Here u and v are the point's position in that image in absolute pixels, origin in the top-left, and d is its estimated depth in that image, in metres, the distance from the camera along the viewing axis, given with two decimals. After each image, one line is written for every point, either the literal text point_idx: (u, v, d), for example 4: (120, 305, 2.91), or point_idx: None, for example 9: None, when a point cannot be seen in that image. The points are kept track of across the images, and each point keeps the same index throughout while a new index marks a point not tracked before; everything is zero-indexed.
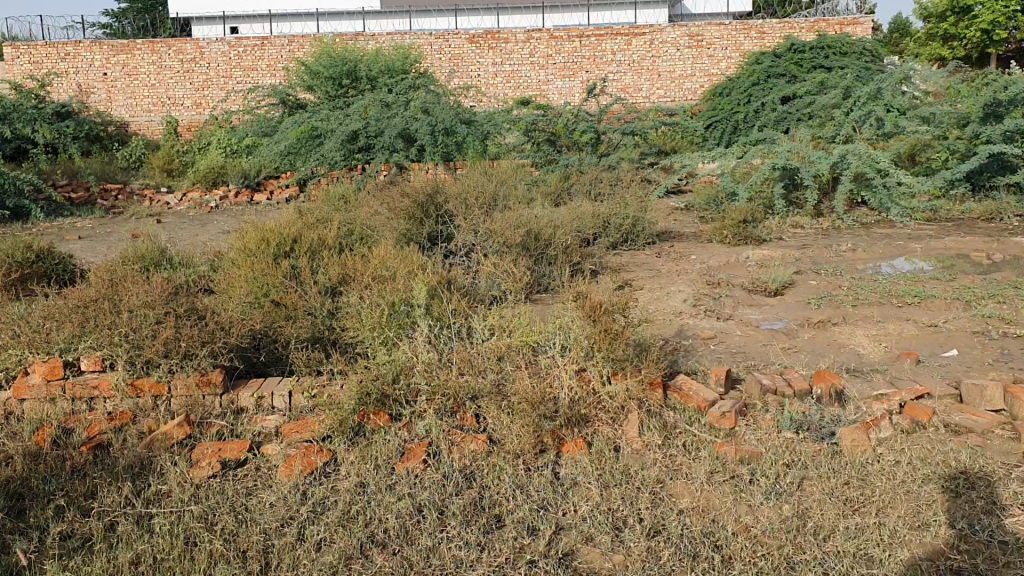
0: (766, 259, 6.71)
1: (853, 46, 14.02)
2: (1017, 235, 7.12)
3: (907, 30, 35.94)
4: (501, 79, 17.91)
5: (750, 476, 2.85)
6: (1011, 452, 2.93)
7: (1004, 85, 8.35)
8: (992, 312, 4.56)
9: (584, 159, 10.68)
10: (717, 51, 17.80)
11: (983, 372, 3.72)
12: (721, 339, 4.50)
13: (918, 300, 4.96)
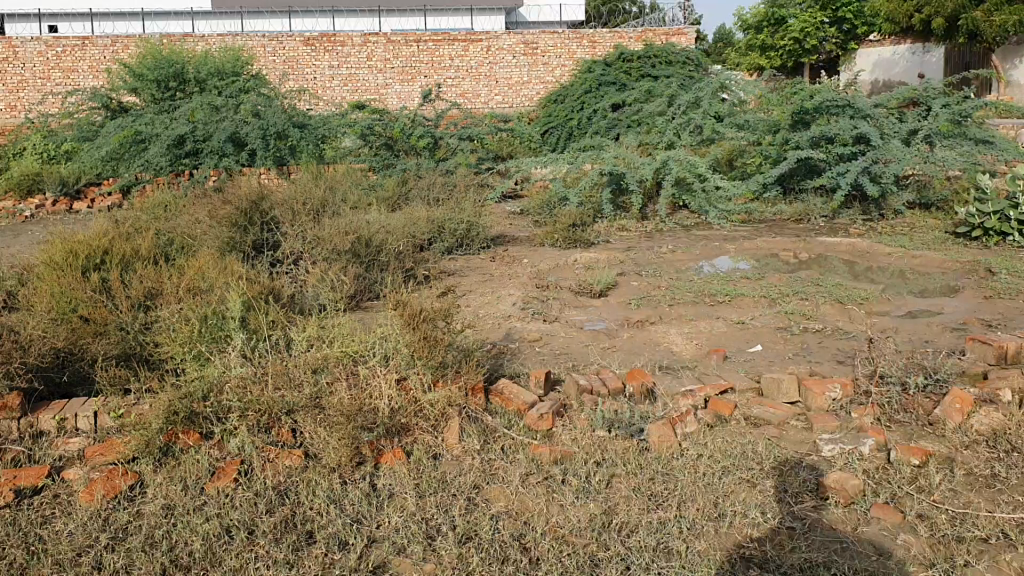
0: (594, 262, 6.88)
1: (677, 56, 14.60)
2: (821, 235, 7.59)
3: (729, 40, 37.88)
4: (338, 82, 17.67)
5: (563, 476, 2.92)
6: (804, 440, 3.12)
7: (810, 94, 8.89)
8: (794, 309, 4.84)
9: (421, 163, 10.64)
10: (552, 59, 18.13)
11: (783, 365, 3.95)
12: (546, 341, 4.59)
13: (728, 299, 5.23)
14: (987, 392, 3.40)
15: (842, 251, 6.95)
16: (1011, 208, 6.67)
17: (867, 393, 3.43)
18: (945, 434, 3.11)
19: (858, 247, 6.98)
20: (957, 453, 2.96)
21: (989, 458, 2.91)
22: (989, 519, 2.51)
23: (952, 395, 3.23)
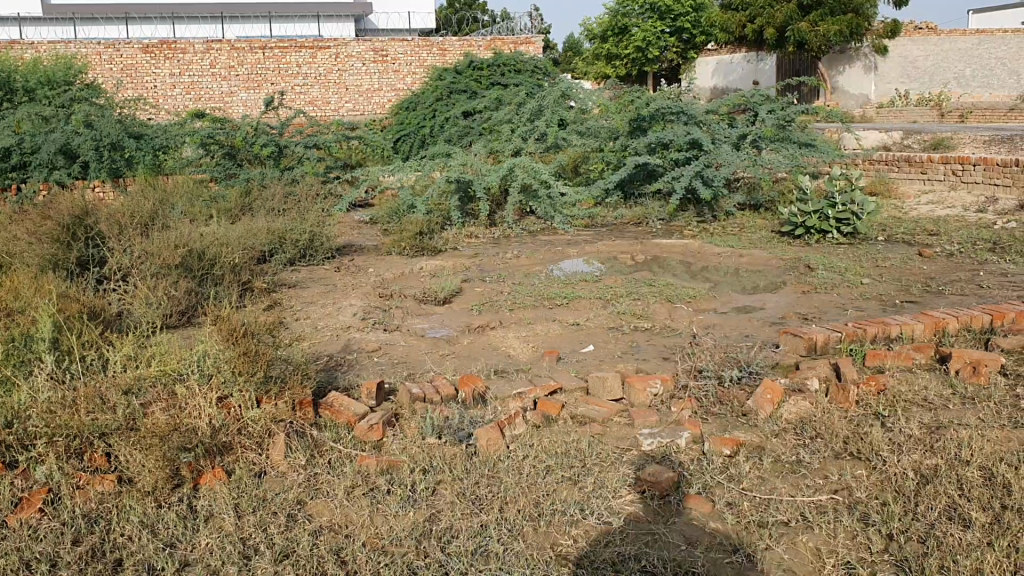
0: (439, 269, 6.87)
1: (526, 64, 14.80)
2: (658, 237, 7.85)
3: (578, 48, 38.76)
4: (180, 90, 17.10)
5: (388, 486, 2.89)
6: (626, 437, 3.24)
7: (646, 101, 9.20)
8: (626, 309, 4.99)
9: (266, 173, 10.38)
10: (402, 67, 18.02)
11: (613, 364, 4.07)
12: (385, 350, 4.54)
13: (567, 301, 5.33)
14: (795, 381, 3.60)
15: (676, 252, 7.22)
16: (830, 207, 7.11)
17: (686, 387, 3.58)
18: (756, 424, 3.28)
19: (691, 248, 7.26)
20: (765, 442, 3.12)
21: (793, 445, 3.08)
22: (790, 503, 2.65)
23: (764, 386, 3.40)
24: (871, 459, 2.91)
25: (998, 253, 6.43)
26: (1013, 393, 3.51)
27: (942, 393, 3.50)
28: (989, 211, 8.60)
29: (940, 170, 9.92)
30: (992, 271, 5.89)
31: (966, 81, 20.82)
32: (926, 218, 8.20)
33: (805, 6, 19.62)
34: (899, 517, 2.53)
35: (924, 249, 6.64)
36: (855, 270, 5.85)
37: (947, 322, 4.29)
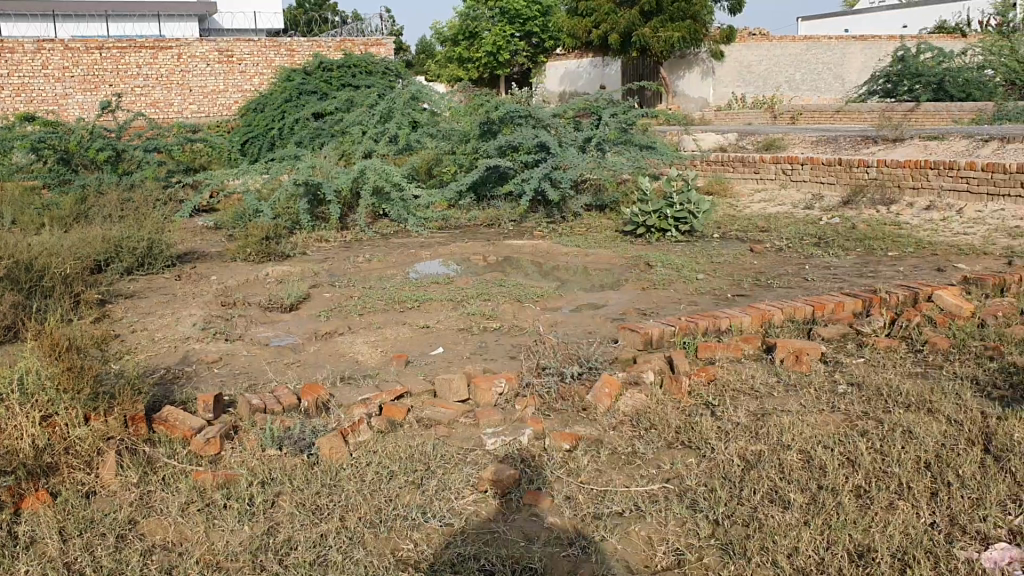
0: (286, 275, 6.74)
1: (376, 66, 14.69)
2: (510, 238, 7.96)
3: (430, 50, 38.80)
4: (8, 93, 16.11)
5: (225, 501, 2.81)
6: (470, 437, 3.28)
7: (495, 105, 9.29)
8: (475, 310, 5.03)
9: (103, 179, 9.89)
10: (248, 67, 17.54)
11: (459, 366, 4.10)
12: (227, 361, 4.41)
13: (417, 304, 5.33)
14: (633, 374, 3.74)
15: (526, 253, 7.32)
16: (669, 206, 7.37)
17: (530, 384, 3.66)
18: (595, 418, 3.39)
19: (540, 248, 7.37)
20: (604, 435, 3.23)
21: (630, 438, 3.19)
22: (624, 494, 2.76)
23: (602, 380, 3.52)
24: (701, 448, 3.05)
25: (823, 248, 6.82)
26: (831, 379, 3.76)
27: (767, 380, 3.71)
28: (816, 208, 9.13)
29: (771, 169, 10.47)
30: (816, 264, 6.27)
31: (796, 84, 22.42)
32: (759, 216, 8.64)
33: (647, 12, 20.32)
34: (725, 503, 2.67)
35: (756, 245, 6.99)
36: (691, 266, 6.10)
37: (773, 314, 4.55)
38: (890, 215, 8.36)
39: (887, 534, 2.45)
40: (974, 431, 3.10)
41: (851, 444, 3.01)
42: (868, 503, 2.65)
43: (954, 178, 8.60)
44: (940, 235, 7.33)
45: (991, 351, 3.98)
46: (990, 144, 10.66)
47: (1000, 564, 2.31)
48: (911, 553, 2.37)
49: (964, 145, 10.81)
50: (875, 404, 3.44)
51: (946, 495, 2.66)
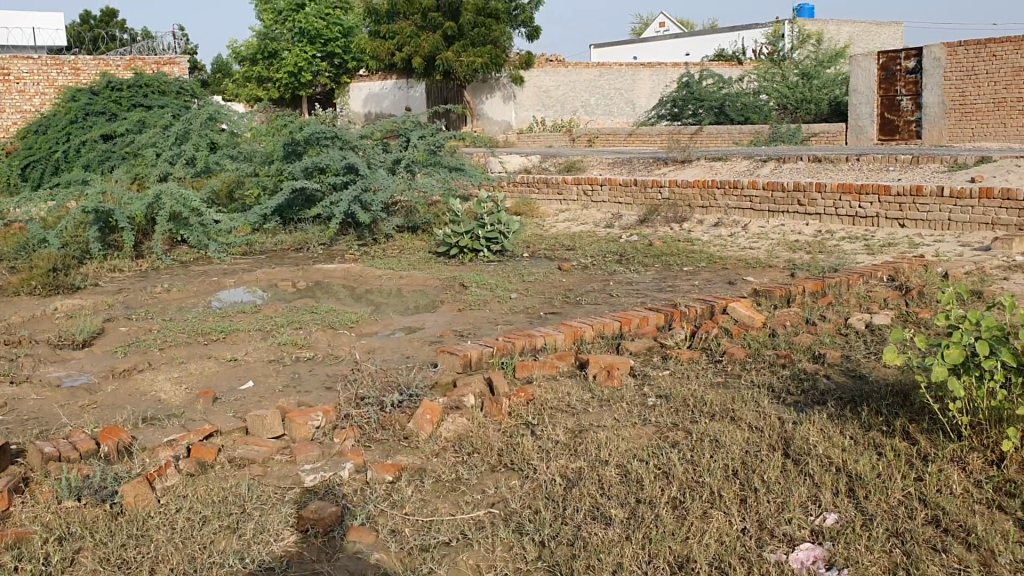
0: (77, 309, 6.29)
1: (170, 85, 14.05)
2: (319, 262, 7.80)
3: (227, 70, 37.63)
4: None
5: (16, 563, 2.55)
6: (287, 474, 3.16)
7: (299, 126, 9.06)
8: (286, 339, 4.88)
9: None
10: (27, 86, 16.34)
11: (273, 400, 3.95)
12: (13, 407, 4.04)
13: (223, 335, 5.10)
14: (453, 399, 3.75)
15: (336, 277, 7.20)
16: (479, 227, 7.45)
17: (348, 416, 3.58)
18: (416, 446, 3.36)
19: (351, 272, 7.26)
20: (426, 463, 3.21)
21: (452, 464, 3.19)
22: (450, 523, 2.74)
23: (422, 407, 3.50)
24: (523, 469, 3.09)
25: (625, 264, 7.11)
26: (641, 393, 3.90)
27: (582, 397, 3.81)
28: (616, 226, 9.51)
29: (573, 190, 10.83)
30: (620, 280, 6.51)
31: (591, 109, 23.80)
32: (563, 235, 8.90)
33: (449, 36, 20.64)
34: (549, 524, 2.70)
35: (563, 263, 7.19)
36: (503, 286, 6.19)
37: (585, 331, 4.69)
38: (683, 232, 8.83)
39: (703, 543, 2.55)
40: (775, 436, 3.29)
41: (665, 456, 3.13)
42: (685, 514, 2.75)
43: (737, 197, 9.19)
44: (728, 249, 7.81)
45: (782, 359, 4.25)
46: (767, 164, 11.51)
47: (806, 564, 2.46)
48: (726, 560, 2.47)
49: (745, 165, 11.59)
50: (684, 415, 3.58)
51: (753, 500, 2.80)
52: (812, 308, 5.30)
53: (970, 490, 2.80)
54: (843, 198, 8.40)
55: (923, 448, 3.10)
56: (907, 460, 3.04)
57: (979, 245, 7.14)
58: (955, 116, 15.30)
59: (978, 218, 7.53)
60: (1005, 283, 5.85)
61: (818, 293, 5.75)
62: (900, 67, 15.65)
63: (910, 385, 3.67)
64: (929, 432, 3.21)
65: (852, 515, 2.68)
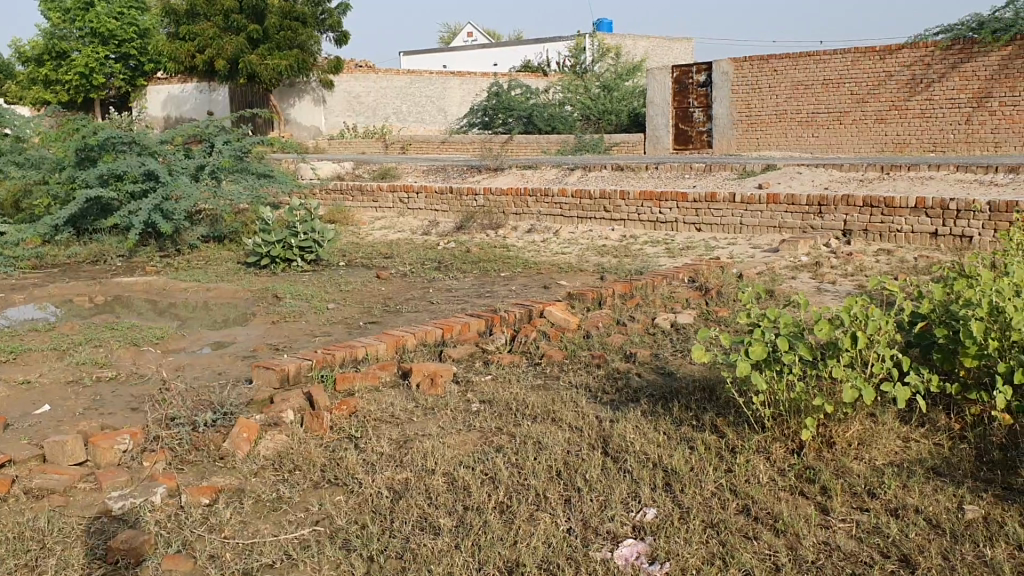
0: None
1: None
2: (119, 275, 7.37)
3: (8, 71, 35.01)
4: None
5: None
6: (92, 503, 2.96)
7: (93, 130, 8.50)
8: (86, 358, 4.57)
9: None
10: None
11: (73, 424, 3.68)
12: None
13: (13, 356, 4.71)
14: (272, 415, 3.64)
15: (139, 290, 6.82)
16: (292, 236, 7.28)
17: (158, 438, 3.40)
18: (234, 466, 3.22)
19: (154, 285, 6.90)
20: (245, 483, 3.08)
21: (272, 482, 3.09)
22: (273, 544, 2.65)
23: (239, 425, 3.37)
24: (347, 484, 3.04)
25: (442, 271, 7.14)
26: (464, 399, 3.91)
27: (405, 407, 3.79)
28: (432, 233, 9.54)
29: (388, 198, 10.87)
30: (438, 287, 6.52)
31: (403, 116, 23.99)
32: (379, 243, 8.85)
33: (254, 39, 20.13)
34: (376, 538, 2.67)
35: (380, 272, 7.14)
36: (320, 296, 6.07)
37: (406, 340, 4.68)
38: (497, 238, 8.95)
39: (531, 546, 2.58)
40: (594, 435, 3.38)
41: (490, 461, 3.15)
42: (512, 518, 2.77)
43: (549, 205, 9.44)
44: (542, 255, 7.98)
45: (597, 359, 4.37)
46: (575, 172, 11.88)
47: (630, 560, 2.53)
48: (555, 562, 2.51)
49: (554, 173, 11.92)
50: (507, 419, 3.62)
51: (577, 500, 2.86)
52: (623, 309, 5.49)
53: (775, 477, 2.97)
54: (645, 205, 8.79)
55: (731, 440, 3.27)
56: (717, 452, 3.20)
57: (768, 246, 7.67)
58: (742, 127, 16.22)
59: (766, 222, 8.07)
60: (793, 282, 6.29)
61: (627, 295, 5.97)
62: (692, 80, 16.75)
63: (717, 380, 3.87)
64: (735, 425, 3.39)
65: (671, 508, 2.78)
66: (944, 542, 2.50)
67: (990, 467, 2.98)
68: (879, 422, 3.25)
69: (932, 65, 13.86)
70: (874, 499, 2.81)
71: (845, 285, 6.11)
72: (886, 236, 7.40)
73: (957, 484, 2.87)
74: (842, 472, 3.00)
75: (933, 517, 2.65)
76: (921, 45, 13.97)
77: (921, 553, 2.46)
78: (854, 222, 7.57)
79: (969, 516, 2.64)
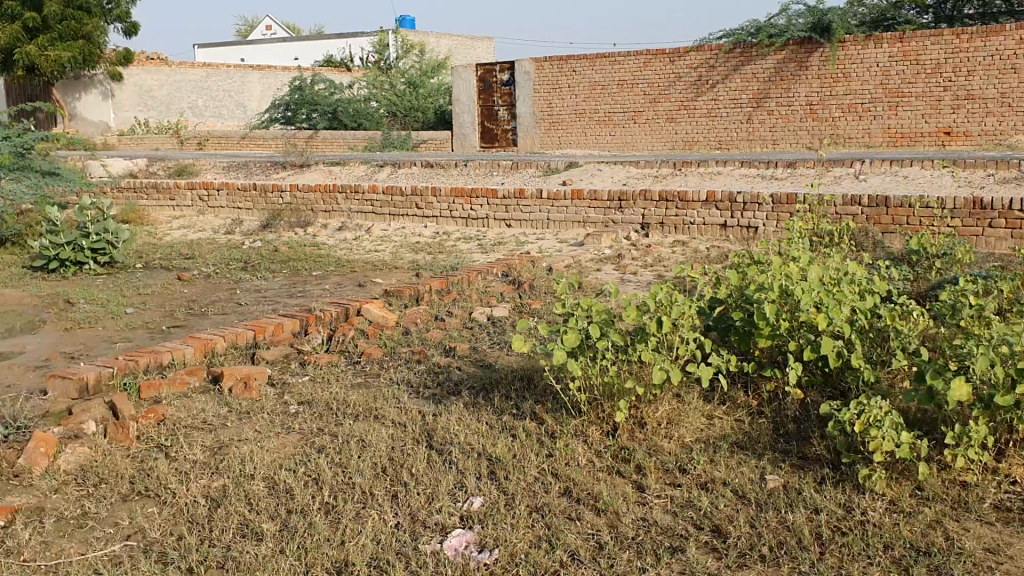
0: None
1: None
2: None
3: None
4: None
5: None
6: None
7: None
8: None
9: None
10: None
11: None
12: None
13: None
14: (71, 428, 3.42)
15: None
16: (83, 237, 6.83)
17: None
18: (31, 483, 3.00)
19: None
20: (45, 501, 2.88)
21: (77, 497, 2.90)
22: (80, 563, 2.50)
23: (35, 439, 3.14)
24: (160, 494, 2.90)
25: (249, 271, 6.92)
26: (281, 401, 3.81)
27: (218, 412, 3.65)
28: (237, 232, 9.22)
29: (187, 196, 10.43)
30: (247, 288, 6.30)
31: (200, 111, 23.16)
32: (180, 243, 8.46)
33: (32, 27, 18.69)
34: (196, 548, 2.57)
35: (183, 273, 6.83)
36: (118, 301, 5.74)
37: (216, 343, 4.51)
38: (307, 236, 8.75)
39: (359, 545, 2.55)
40: (417, 429, 3.38)
41: (312, 463, 3.08)
42: (337, 518, 2.73)
43: (359, 202, 9.34)
44: (354, 253, 7.87)
45: (417, 355, 4.38)
46: (384, 169, 11.79)
47: (459, 550, 2.55)
48: (383, 558, 2.49)
49: (362, 170, 11.80)
50: (327, 419, 3.56)
51: (404, 494, 2.85)
52: (439, 305, 5.52)
53: (593, 460, 3.08)
54: (456, 202, 8.85)
55: (550, 426, 3.36)
56: (537, 439, 3.28)
57: (574, 241, 7.91)
58: (545, 125, 16.66)
59: (572, 217, 8.33)
60: (599, 274, 6.52)
61: (443, 290, 6.00)
62: (496, 79, 16.99)
63: (533, 369, 3.96)
64: (554, 412, 3.49)
65: (496, 496, 2.82)
66: (750, 511, 2.67)
67: (786, 438, 3.21)
68: (685, 401, 3.43)
69: (717, 67, 14.72)
70: (685, 475, 2.96)
71: (647, 276, 6.40)
72: (681, 228, 7.81)
73: (758, 456, 3.07)
74: (655, 451, 3.14)
75: (739, 488, 2.83)
76: (706, 49, 14.81)
77: (731, 523, 2.62)
78: (652, 215, 7.93)
79: (771, 485, 2.83)
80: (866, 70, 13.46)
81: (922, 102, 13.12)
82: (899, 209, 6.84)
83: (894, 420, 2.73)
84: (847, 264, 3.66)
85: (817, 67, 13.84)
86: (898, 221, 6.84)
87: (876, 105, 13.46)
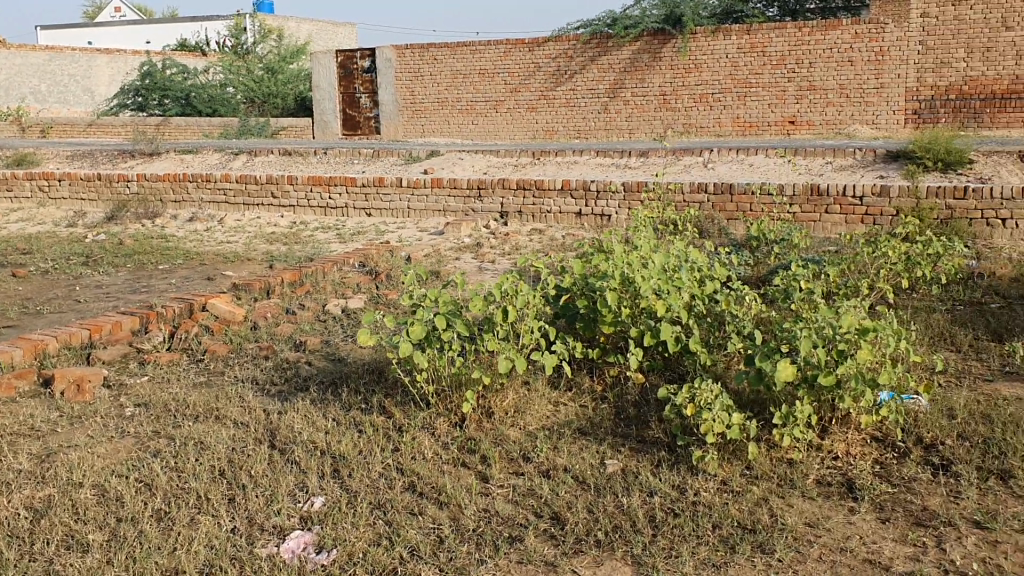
0: None
1: None
2: None
3: None
4: None
5: None
6: None
7: None
8: None
9: None
10: None
11: None
12: None
13: None
14: None
15: None
16: None
17: None
18: None
19: None
20: None
21: None
22: None
23: None
24: None
25: (91, 266, 6.58)
26: (117, 404, 3.64)
27: (47, 417, 3.45)
28: (79, 224, 8.75)
29: (25, 186, 9.81)
30: (87, 284, 5.99)
31: (42, 96, 21.81)
32: (16, 236, 7.98)
33: None
34: (13, 564, 2.42)
35: (17, 269, 6.43)
36: None
37: (47, 344, 4.26)
38: (155, 228, 8.38)
39: (191, 551, 2.46)
40: (261, 428, 3.29)
41: (146, 468, 2.96)
42: (170, 525, 2.62)
43: (211, 191, 9.03)
44: (205, 245, 7.60)
45: (264, 351, 4.25)
46: (239, 157, 11.42)
47: (297, 552, 2.49)
48: (216, 565, 2.41)
49: (215, 158, 11.40)
50: (165, 421, 3.41)
51: (242, 497, 2.77)
52: (290, 298, 5.38)
53: (438, 452, 3.07)
54: (313, 190, 8.66)
55: (397, 419, 3.33)
56: (384, 433, 3.24)
57: (433, 230, 7.88)
58: (407, 114, 16.51)
59: (431, 206, 8.29)
60: (456, 263, 6.50)
61: (295, 282, 5.86)
62: (355, 66, 16.74)
63: (383, 361, 3.92)
64: (402, 404, 3.46)
65: (338, 495, 2.77)
66: (588, 497, 2.72)
67: (627, 423, 3.28)
68: (531, 389, 3.46)
69: (574, 58, 14.94)
70: (528, 463, 2.99)
71: (504, 264, 6.42)
72: (538, 217, 7.88)
73: (599, 441, 3.13)
74: (500, 440, 3.16)
75: (579, 474, 2.88)
76: (563, 39, 14.99)
77: (569, 509, 2.66)
78: (510, 204, 7.97)
79: (610, 470, 2.89)
80: (716, 61, 13.94)
81: (767, 92, 13.69)
82: (744, 196, 7.10)
83: (724, 402, 2.83)
84: (688, 252, 3.76)
85: (669, 57, 14.25)
86: (742, 208, 7.12)
87: (725, 95, 13.96)
